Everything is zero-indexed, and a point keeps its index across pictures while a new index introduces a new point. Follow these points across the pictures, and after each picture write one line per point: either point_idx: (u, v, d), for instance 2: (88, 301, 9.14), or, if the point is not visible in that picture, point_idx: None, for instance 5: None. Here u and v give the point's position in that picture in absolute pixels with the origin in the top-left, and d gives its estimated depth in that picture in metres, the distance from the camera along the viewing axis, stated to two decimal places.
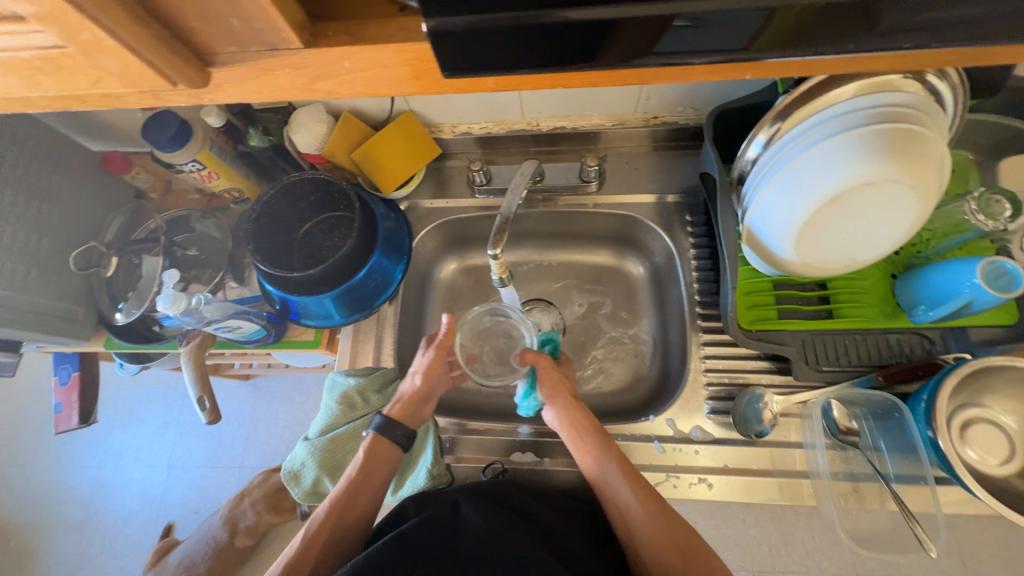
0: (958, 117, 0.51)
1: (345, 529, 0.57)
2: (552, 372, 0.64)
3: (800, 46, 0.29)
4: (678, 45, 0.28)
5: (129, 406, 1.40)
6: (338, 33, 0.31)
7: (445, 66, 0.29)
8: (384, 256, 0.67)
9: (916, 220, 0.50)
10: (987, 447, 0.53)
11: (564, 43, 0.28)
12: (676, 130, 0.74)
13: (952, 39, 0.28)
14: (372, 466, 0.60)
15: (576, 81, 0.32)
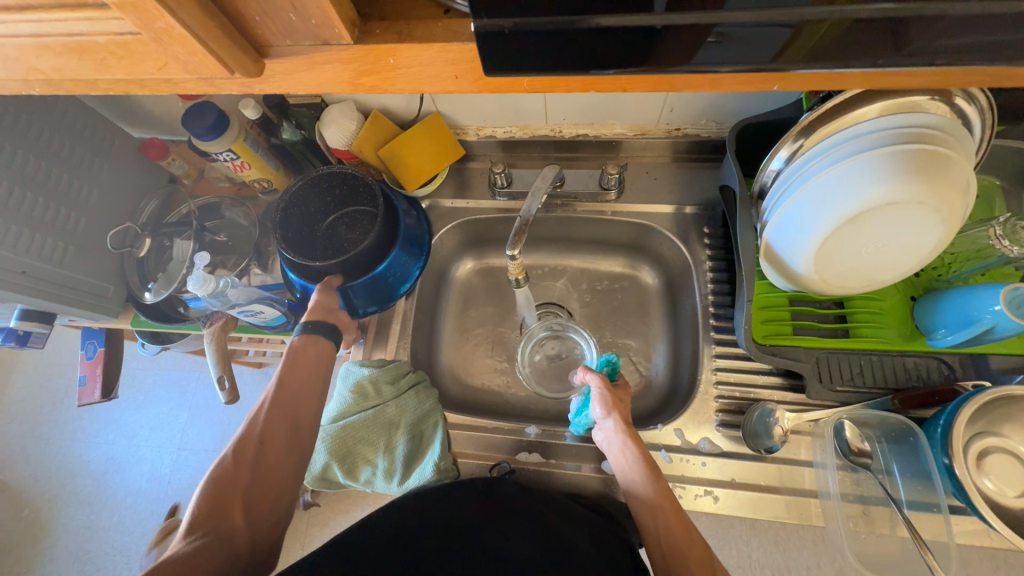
0: (986, 142, 0.51)
1: (286, 414, 0.57)
2: (609, 392, 0.61)
3: (836, 59, 0.29)
4: (710, 54, 0.29)
5: (146, 385, 1.45)
6: (387, 30, 0.32)
7: (487, 66, 0.30)
8: (403, 253, 0.69)
9: (938, 243, 0.50)
10: (1005, 478, 0.51)
11: (597, 47, 0.29)
12: (698, 142, 0.75)
13: (996, 59, 0.28)
14: (297, 358, 0.60)
15: (609, 86, 0.33)
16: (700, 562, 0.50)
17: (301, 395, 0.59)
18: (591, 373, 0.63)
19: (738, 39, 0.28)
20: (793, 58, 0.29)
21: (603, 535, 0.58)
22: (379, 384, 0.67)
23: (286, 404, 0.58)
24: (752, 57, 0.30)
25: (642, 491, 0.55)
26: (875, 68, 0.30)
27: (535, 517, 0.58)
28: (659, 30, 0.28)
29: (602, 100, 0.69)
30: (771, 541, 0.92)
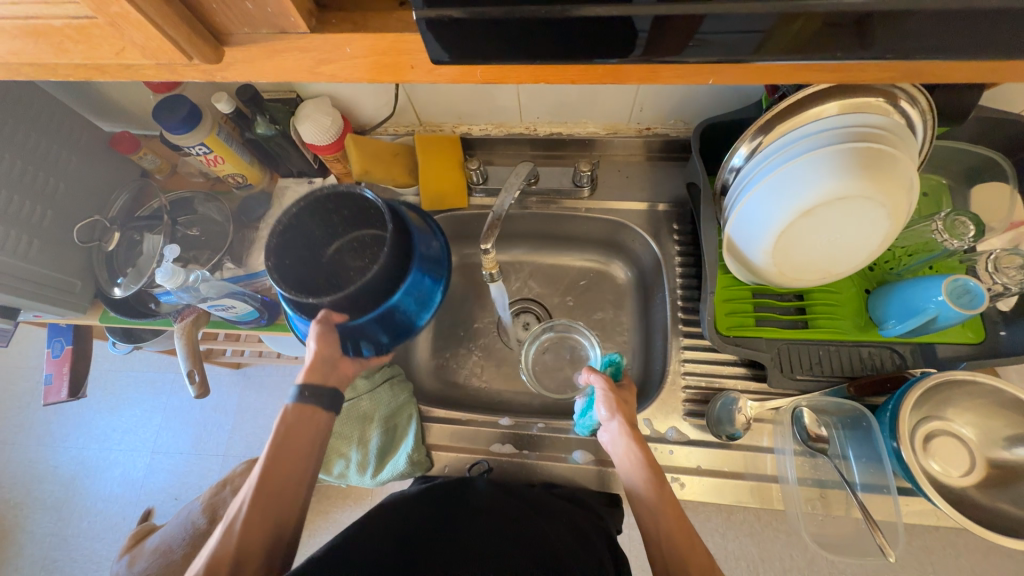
0: (927, 142, 0.54)
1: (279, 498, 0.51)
2: (613, 395, 0.59)
3: (765, 54, 0.31)
4: (652, 48, 0.31)
5: (118, 387, 1.41)
6: (343, 21, 0.33)
7: (433, 54, 0.32)
8: (423, 275, 0.60)
9: (886, 237, 0.53)
10: (949, 459, 0.54)
11: (548, 36, 0.30)
12: (668, 141, 0.77)
13: (910, 55, 0.30)
14: (287, 442, 0.53)
15: (560, 79, 0.35)
16: None
17: (289, 488, 0.52)
18: (595, 374, 0.61)
19: (673, 36, 0.30)
20: (768, 49, 0.31)
21: (575, 523, 0.59)
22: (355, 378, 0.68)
23: (269, 500, 0.50)
24: (687, 52, 0.31)
25: (642, 490, 0.54)
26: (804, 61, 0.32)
27: (505, 509, 0.59)
28: (598, 24, 0.29)
29: (573, 99, 0.71)
30: (745, 532, 0.94)
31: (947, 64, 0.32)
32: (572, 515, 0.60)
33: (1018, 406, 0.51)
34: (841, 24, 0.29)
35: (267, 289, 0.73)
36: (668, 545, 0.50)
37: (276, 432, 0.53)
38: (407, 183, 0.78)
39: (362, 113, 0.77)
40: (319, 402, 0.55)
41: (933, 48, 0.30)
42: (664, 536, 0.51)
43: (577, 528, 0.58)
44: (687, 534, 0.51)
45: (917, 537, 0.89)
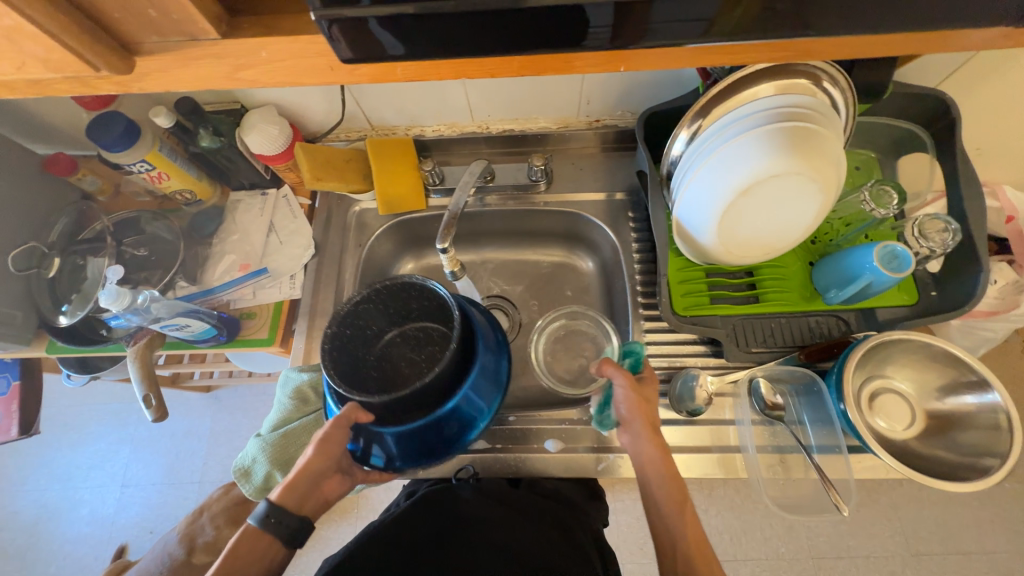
0: (851, 119, 0.57)
1: (249, 566, 0.49)
2: (633, 394, 0.57)
3: (658, 40, 0.33)
4: (556, 36, 0.32)
5: (79, 423, 1.35)
6: (255, 26, 0.34)
7: (343, 51, 0.32)
8: (475, 396, 0.56)
9: (819, 211, 0.56)
10: (893, 414, 0.58)
11: (452, 29, 0.31)
12: (617, 132, 0.79)
13: (787, 33, 0.32)
14: (235, 570, 0.49)
15: (478, 72, 0.36)
16: None
17: None
18: (613, 367, 0.58)
19: (614, 23, 0.31)
20: (716, 32, 0.32)
21: (561, 522, 0.62)
22: (321, 388, 0.67)
23: None
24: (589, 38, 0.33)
25: (665, 505, 0.52)
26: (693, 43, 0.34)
27: (487, 513, 0.60)
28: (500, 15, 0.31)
29: (522, 96, 0.72)
30: (726, 507, 0.96)
31: (827, 43, 0.34)
32: (555, 513, 0.63)
33: (946, 359, 0.55)
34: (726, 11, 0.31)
35: (224, 305, 0.73)
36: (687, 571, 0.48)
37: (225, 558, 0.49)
38: (363, 190, 0.78)
39: (311, 120, 0.76)
40: (280, 531, 0.51)
41: (808, 24, 0.32)
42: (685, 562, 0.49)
43: (561, 527, 0.61)
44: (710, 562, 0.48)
45: (883, 493, 0.94)
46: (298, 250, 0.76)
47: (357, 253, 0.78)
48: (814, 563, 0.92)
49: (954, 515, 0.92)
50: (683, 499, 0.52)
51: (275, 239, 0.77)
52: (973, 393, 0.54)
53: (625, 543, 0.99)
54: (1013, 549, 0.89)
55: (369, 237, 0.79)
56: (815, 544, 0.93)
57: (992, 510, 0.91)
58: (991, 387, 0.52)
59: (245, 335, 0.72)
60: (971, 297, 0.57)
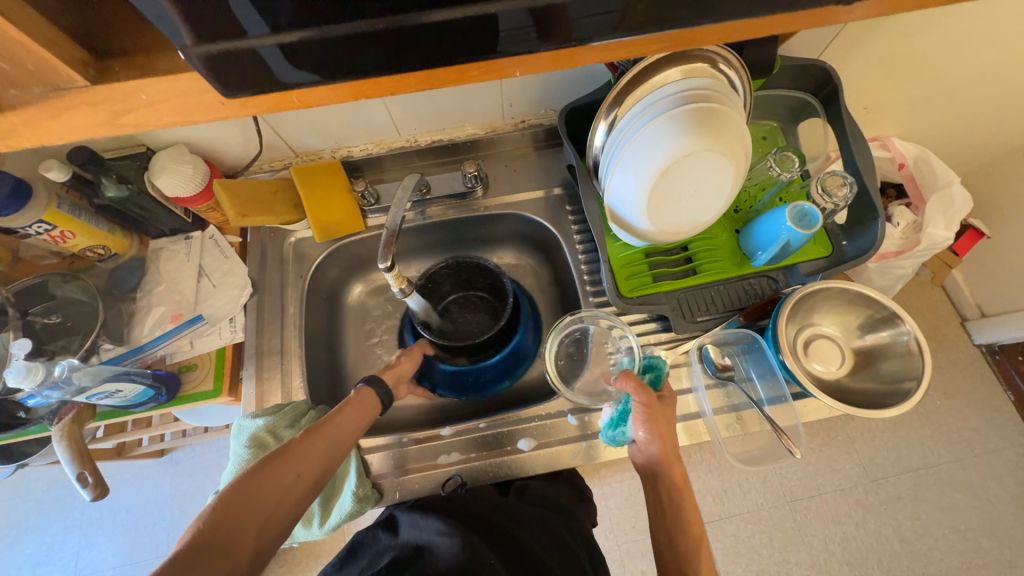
0: (748, 93, 0.61)
1: (360, 415, 0.63)
2: (654, 414, 0.59)
3: (538, 46, 0.34)
4: (441, 50, 0.33)
5: (16, 517, 1.21)
6: (128, 68, 0.32)
7: (223, 85, 0.32)
8: (500, 358, 0.76)
9: (734, 182, 0.60)
10: (827, 358, 0.63)
11: (335, 55, 0.31)
12: (543, 130, 0.81)
13: (653, 24, 0.34)
14: (352, 411, 0.62)
15: (377, 91, 0.36)
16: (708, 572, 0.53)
17: (343, 439, 0.59)
18: (633, 386, 0.60)
19: (538, 27, 0.33)
20: (623, 28, 0.34)
21: (550, 525, 0.63)
22: (279, 430, 0.64)
23: (328, 439, 0.58)
24: (471, 50, 0.34)
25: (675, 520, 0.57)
26: (573, 45, 0.35)
27: (475, 513, 0.60)
28: (380, 36, 0.31)
29: (445, 107, 0.73)
30: (705, 471, 1.00)
31: (695, 34, 0.37)
32: (547, 521, 0.64)
33: (862, 300, 0.61)
34: (591, 12, 0.32)
35: (160, 361, 0.69)
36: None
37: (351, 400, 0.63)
38: (295, 220, 0.75)
39: (227, 154, 0.73)
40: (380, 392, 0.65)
41: (670, 16, 0.34)
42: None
43: (548, 531, 0.62)
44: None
45: (837, 430, 1.01)
46: (233, 291, 0.73)
47: (299, 285, 0.76)
48: (790, 507, 0.98)
49: (901, 438, 1.01)
50: (698, 530, 0.56)
51: (207, 283, 0.73)
52: (888, 326, 0.60)
53: (617, 525, 1.01)
54: (952, 458, 0.99)
55: (309, 266, 0.77)
56: (788, 489, 0.99)
57: (930, 428, 1.02)
58: (902, 320, 0.58)
59: (188, 390, 0.68)
60: (874, 242, 0.63)
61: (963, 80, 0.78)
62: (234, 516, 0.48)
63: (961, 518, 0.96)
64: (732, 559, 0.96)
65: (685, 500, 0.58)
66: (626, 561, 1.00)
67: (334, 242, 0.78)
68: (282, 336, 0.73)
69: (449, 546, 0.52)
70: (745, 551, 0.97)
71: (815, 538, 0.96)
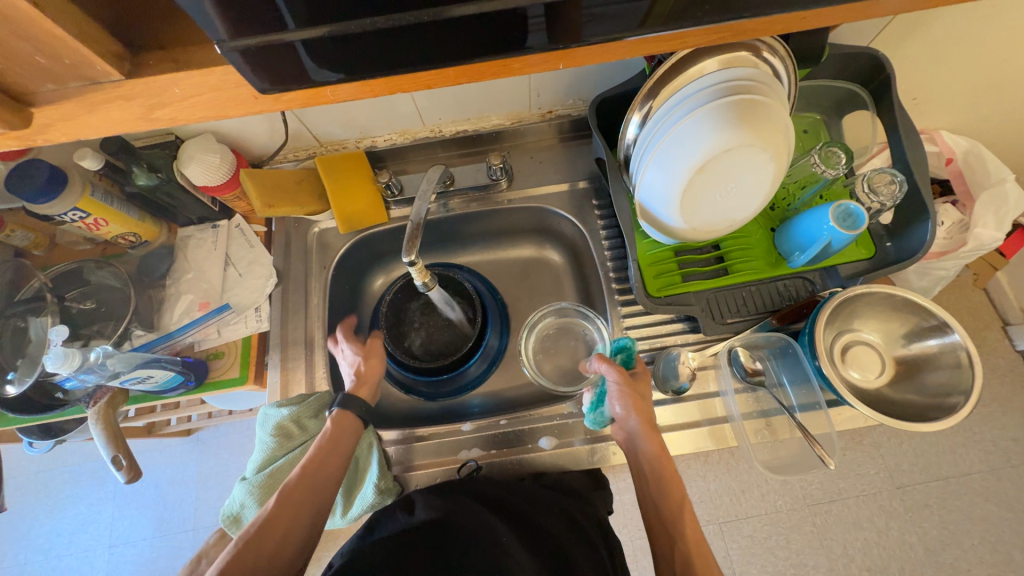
0: (794, 85, 0.58)
1: (338, 444, 0.60)
2: (627, 389, 0.58)
3: (575, 38, 0.32)
4: (472, 44, 0.31)
5: (54, 487, 1.28)
6: (161, 61, 0.32)
7: (258, 80, 0.31)
8: (475, 363, 0.76)
9: (774, 179, 0.57)
10: (866, 365, 0.61)
11: (363, 48, 0.30)
12: (571, 121, 0.78)
13: (701, 15, 0.31)
14: (330, 444, 0.60)
15: (408, 85, 0.35)
16: (696, 548, 0.51)
17: (328, 472, 0.58)
18: (607, 363, 0.59)
19: (548, 20, 0.30)
20: (652, 22, 0.31)
21: (570, 515, 0.61)
22: (303, 420, 0.65)
23: (310, 480, 0.57)
24: (505, 46, 0.32)
25: (653, 490, 0.55)
26: (613, 38, 0.33)
27: (497, 495, 0.60)
28: (410, 30, 0.29)
29: (471, 97, 0.71)
30: (724, 471, 0.97)
31: (748, 22, 0.34)
32: (565, 505, 0.63)
33: (909, 307, 0.57)
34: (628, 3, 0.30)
35: (189, 348, 0.70)
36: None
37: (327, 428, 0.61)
38: (319, 210, 0.75)
39: (254, 144, 0.73)
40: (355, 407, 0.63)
41: (719, 7, 0.31)
42: (684, 564, 0.50)
43: (572, 521, 0.61)
44: (708, 567, 0.50)
45: (866, 434, 0.97)
46: (259, 281, 0.73)
47: (322, 275, 0.76)
48: (810, 511, 0.95)
49: (932, 445, 0.97)
50: (683, 499, 0.54)
51: (234, 272, 0.74)
52: (936, 336, 0.56)
53: (630, 520, 0.99)
54: (986, 468, 0.95)
55: (333, 257, 0.77)
56: (811, 492, 0.96)
57: (964, 436, 0.97)
58: (952, 330, 0.54)
59: (215, 377, 0.69)
60: (923, 245, 0.59)
61: None
62: None
63: (992, 529, 0.93)
64: (747, 559, 0.95)
65: (669, 472, 0.55)
66: (639, 556, 0.99)
67: (356, 234, 0.78)
68: (305, 327, 0.74)
69: (473, 530, 0.53)
70: (760, 552, 0.95)
71: (835, 543, 0.94)
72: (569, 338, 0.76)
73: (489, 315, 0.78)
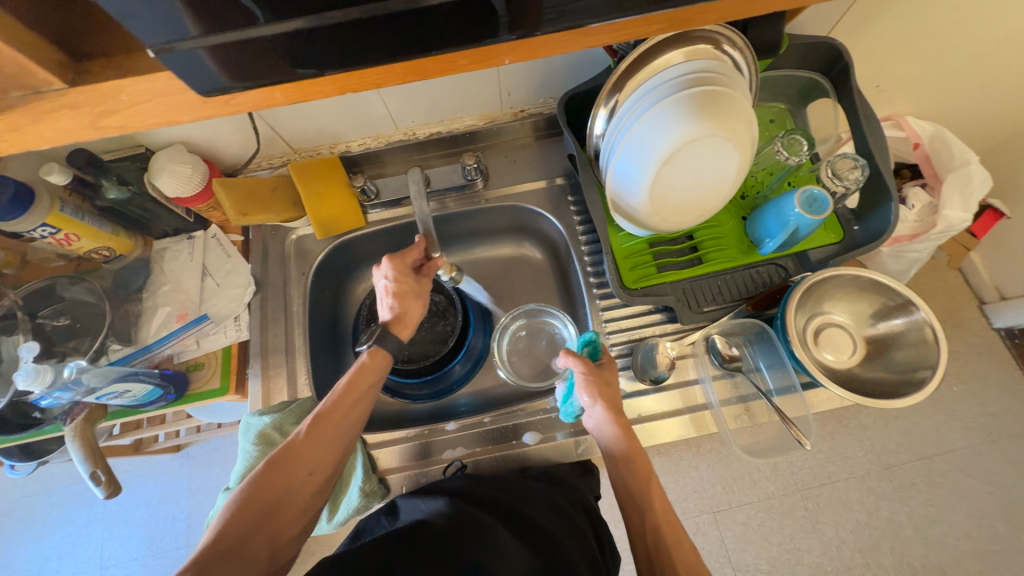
0: (754, 76, 0.59)
1: (366, 380, 0.60)
2: (592, 378, 0.58)
3: (526, 29, 0.33)
4: (421, 39, 0.32)
5: (41, 511, 1.25)
6: (106, 68, 0.32)
7: (234, 76, 0.32)
8: (461, 363, 0.78)
9: (740, 168, 0.58)
10: (837, 347, 0.62)
11: (316, 45, 0.31)
12: (543, 119, 0.79)
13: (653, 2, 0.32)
14: (357, 382, 0.59)
15: (361, 84, 0.35)
16: (666, 517, 0.52)
17: (352, 412, 0.58)
18: (572, 357, 0.59)
19: (509, 12, 0.31)
20: (631, 7, 0.32)
21: (557, 505, 0.61)
22: (286, 427, 0.65)
23: (333, 418, 0.56)
24: (454, 40, 0.33)
25: (621, 466, 0.55)
26: (564, 28, 0.33)
27: (481, 492, 0.59)
28: (361, 24, 0.30)
29: (443, 98, 0.71)
30: (714, 460, 0.98)
31: (698, 7, 0.34)
32: (549, 494, 0.62)
33: (875, 288, 0.59)
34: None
35: (167, 361, 0.69)
36: (663, 556, 0.50)
37: (355, 366, 0.60)
38: (295, 217, 0.75)
39: (226, 152, 0.72)
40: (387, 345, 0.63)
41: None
42: (654, 534, 0.51)
43: (560, 511, 0.60)
44: (677, 536, 0.51)
45: (851, 417, 0.99)
46: (237, 290, 0.73)
47: (301, 281, 0.76)
48: (801, 495, 0.96)
49: (914, 424, 0.99)
50: (650, 473, 0.54)
51: (212, 282, 0.73)
52: (902, 314, 0.58)
53: None
54: (968, 444, 0.97)
55: (312, 263, 0.77)
56: (800, 476, 0.97)
57: (946, 413, 0.99)
58: (916, 308, 0.56)
59: (195, 389, 0.69)
60: (887, 227, 0.60)
61: (984, 56, 0.75)
62: (247, 515, 0.50)
63: (977, 505, 0.95)
64: (741, 547, 0.96)
65: (634, 451, 0.55)
66: None
67: (335, 239, 0.78)
68: (286, 334, 0.74)
69: (459, 523, 0.52)
70: (755, 539, 0.96)
71: (826, 526, 0.95)
72: (541, 340, 0.78)
73: (471, 317, 0.80)
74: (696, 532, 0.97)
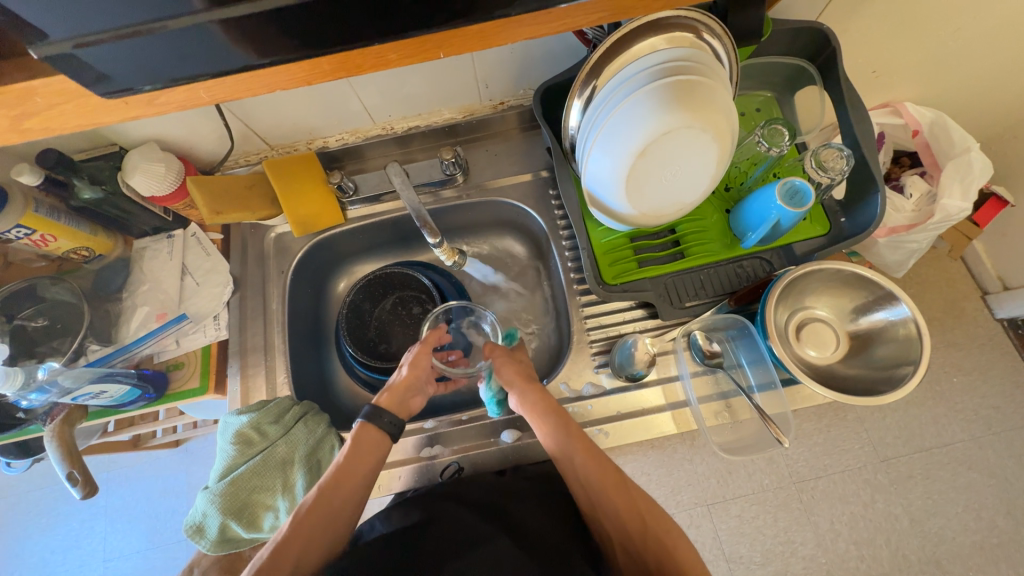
0: (734, 66, 0.57)
1: (366, 455, 0.57)
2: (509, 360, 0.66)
3: (453, 16, 0.32)
4: (345, 30, 0.31)
5: (47, 505, 1.28)
6: (20, 69, 0.32)
7: (166, 73, 0.32)
8: None
9: (719, 160, 0.57)
10: (818, 342, 0.61)
11: (230, 40, 0.30)
12: (523, 111, 0.77)
13: None
14: (357, 455, 0.57)
15: (290, 81, 0.35)
16: (589, 451, 0.57)
17: (350, 484, 0.55)
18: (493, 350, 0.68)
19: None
20: None
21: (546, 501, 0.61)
22: (263, 426, 0.64)
23: (332, 491, 0.54)
24: (382, 28, 0.32)
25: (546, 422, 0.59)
26: (494, 19, 0.32)
27: (471, 496, 0.60)
28: (276, 17, 0.29)
29: (419, 91, 0.70)
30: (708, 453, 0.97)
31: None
32: (544, 496, 0.61)
33: (858, 282, 0.57)
34: None
35: (148, 360, 0.70)
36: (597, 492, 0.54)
37: (353, 441, 0.57)
38: (272, 215, 0.75)
39: (201, 149, 0.72)
40: (389, 425, 0.60)
41: None
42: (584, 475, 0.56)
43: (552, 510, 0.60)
44: (603, 463, 0.56)
45: (848, 410, 0.97)
46: (216, 289, 0.73)
47: (281, 279, 0.76)
48: (796, 488, 0.95)
49: (913, 417, 0.97)
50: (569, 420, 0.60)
51: (191, 281, 0.73)
52: (884, 309, 0.56)
53: None
54: (967, 437, 0.96)
55: (291, 261, 0.77)
56: (795, 469, 0.96)
57: (944, 406, 0.97)
58: (898, 300, 0.54)
59: (175, 388, 0.69)
60: (874, 219, 0.58)
61: (983, 37, 0.71)
62: None
63: (976, 498, 0.93)
64: (735, 540, 0.96)
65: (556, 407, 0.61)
66: None
67: (314, 237, 0.78)
68: (265, 332, 0.74)
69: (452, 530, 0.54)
70: (748, 532, 0.95)
71: (821, 518, 0.94)
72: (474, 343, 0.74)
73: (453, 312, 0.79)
74: (689, 525, 0.96)
